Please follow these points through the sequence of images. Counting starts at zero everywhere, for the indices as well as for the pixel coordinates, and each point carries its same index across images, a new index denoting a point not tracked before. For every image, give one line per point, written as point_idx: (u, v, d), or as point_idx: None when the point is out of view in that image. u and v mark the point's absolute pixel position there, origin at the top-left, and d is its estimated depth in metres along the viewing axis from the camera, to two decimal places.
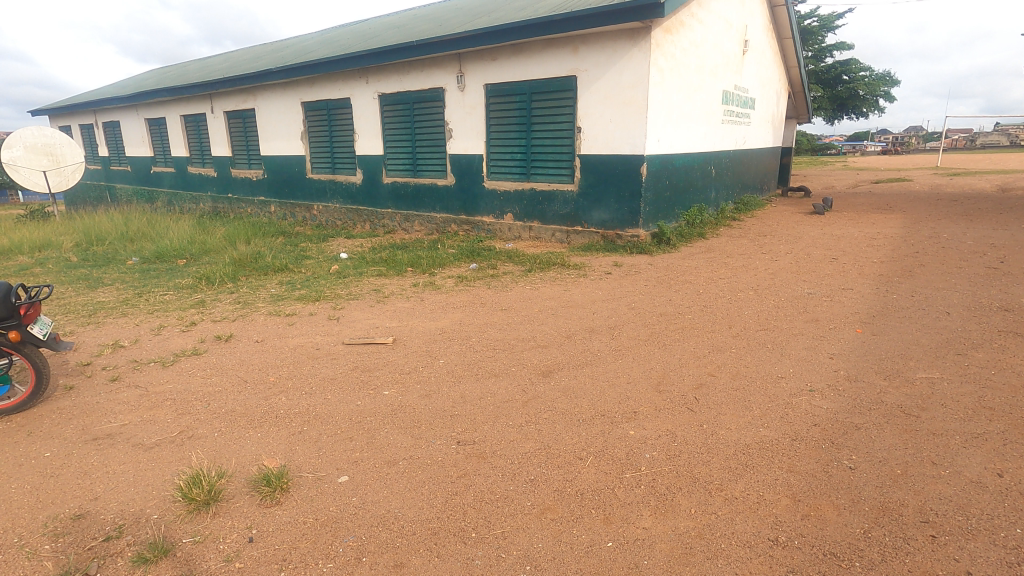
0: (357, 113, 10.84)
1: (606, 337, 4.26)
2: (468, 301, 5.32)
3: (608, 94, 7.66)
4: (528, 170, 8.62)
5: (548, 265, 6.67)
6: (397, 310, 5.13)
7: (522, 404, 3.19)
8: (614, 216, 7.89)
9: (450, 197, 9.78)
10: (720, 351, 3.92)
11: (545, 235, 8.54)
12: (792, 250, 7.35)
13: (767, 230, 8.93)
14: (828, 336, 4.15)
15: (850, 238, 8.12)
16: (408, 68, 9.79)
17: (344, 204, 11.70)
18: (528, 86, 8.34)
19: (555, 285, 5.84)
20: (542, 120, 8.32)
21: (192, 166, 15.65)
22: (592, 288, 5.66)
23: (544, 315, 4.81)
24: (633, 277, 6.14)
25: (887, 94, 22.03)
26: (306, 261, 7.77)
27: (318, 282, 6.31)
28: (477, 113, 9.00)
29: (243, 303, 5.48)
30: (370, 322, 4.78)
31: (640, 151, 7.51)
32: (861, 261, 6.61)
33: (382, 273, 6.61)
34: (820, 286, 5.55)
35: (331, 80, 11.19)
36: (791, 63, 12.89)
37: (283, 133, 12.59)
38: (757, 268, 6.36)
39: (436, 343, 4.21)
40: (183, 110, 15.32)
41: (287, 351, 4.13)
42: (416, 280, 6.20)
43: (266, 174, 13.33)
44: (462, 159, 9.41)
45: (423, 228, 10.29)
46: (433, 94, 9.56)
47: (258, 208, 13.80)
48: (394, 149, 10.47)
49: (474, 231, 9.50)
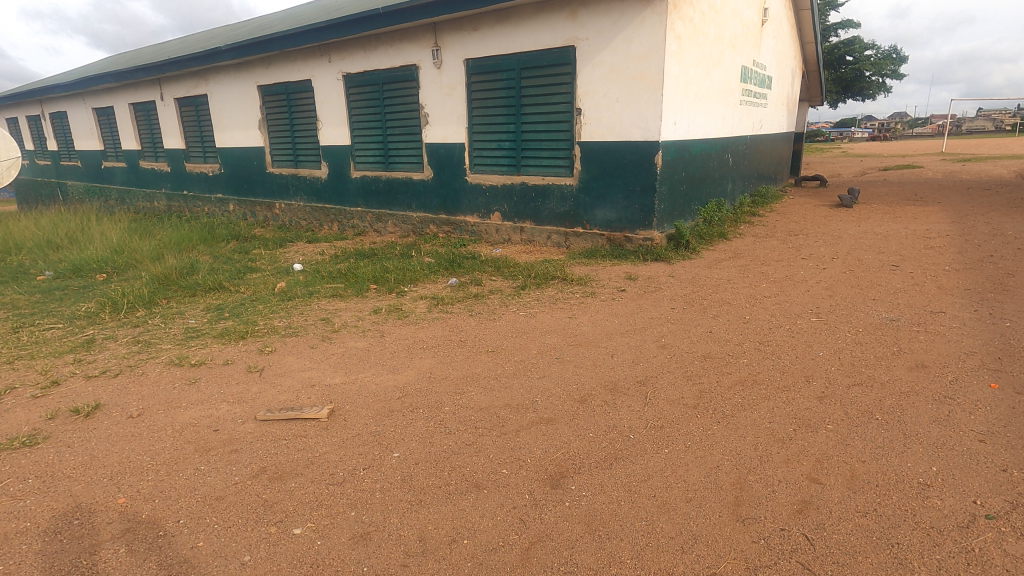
0: (320, 97, 9.42)
1: (637, 403, 2.96)
2: (444, 338, 4.01)
3: (614, 67, 6.33)
4: (518, 161, 7.29)
5: (546, 280, 5.36)
6: (347, 354, 3.78)
7: (521, 561, 1.90)
8: (622, 214, 6.60)
9: (428, 194, 8.41)
10: (812, 429, 2.65)
11: (539, 237, 7.24)
12: (838, 255, 6.11)
13: (796, 229, 7.70)
14: (954, 396, 2.90)
15: (899, 237, 6.88)
16: (376, 43, 8.39)
17: (309, 203, 10.30)
18: (517, 60, 6.97)
19: (557, 311, 4.53)
20: (534, 99, 6.97)
21: (144, 161, 14.09)
22: (608, 315, 4.38)
23: (546, 363, 3.51)
24: (653, 296, 4.87)
25: (894, 73, 20.79)
26: (251, 275, 6.42)
27: (253, 308, 4.95)
28: (457, 94, 7.63)
29: (143, 344, 4.11)
30: (305, 375, 3.47)
31: (653, 136, 6.21)
32: (930, 269, 5.37)
33: (337, 295, 5.27)
34: (900, 307, 4.30)
35: (289, 60, 9.73)
36: (808, 37, 11.61)
37: (239, 121, 11.12)
38: (805, 282, 5.11)
39: (392, 418, 2.88)
40: (131, 98, 13.73)
41: (171, 434, 2.78)
42: (378, 306, 4.86)
43: (223, 169, 11.85)
44: (441, 148, 8.04)
45: (398, 230, 8.95)
46: (405, 73, 8.18)
47: (215, 207, 12.34)
48: (362, 138, 9.07)
49: (456, 234, 8.19)
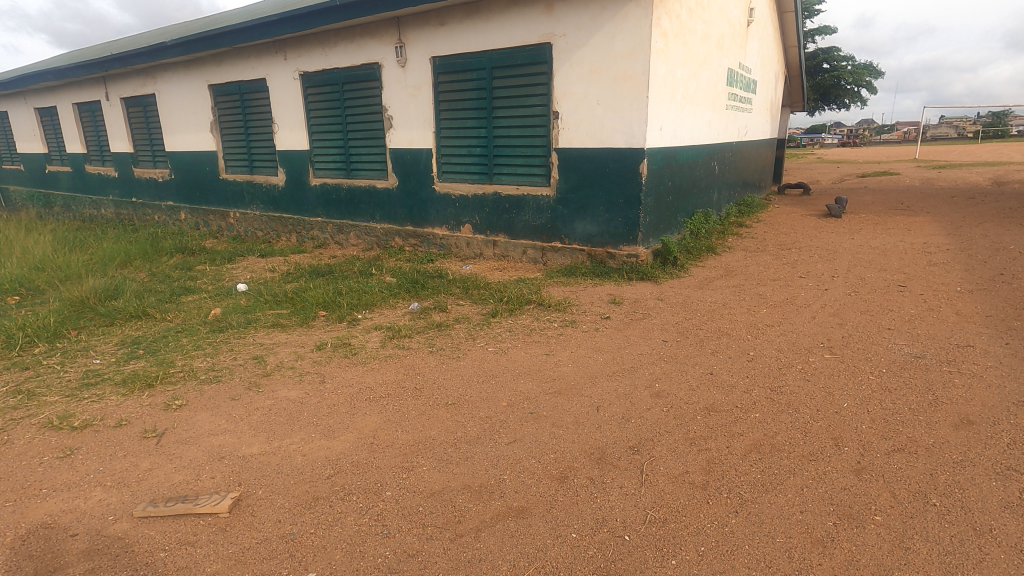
0: (276, 97, 8.67)
1: (631, 481, 2.35)
2: (396, 384, 3.34)
3: (595, 67, 5.75)
4: (490, 169, 6.66)
5: (520, 304, 4.73)
6: (274, 409, 3.08)
7: None
8: (604, 228, 6.01)
9: (393, 204, 7.72)
10: (858, 524, 2.05)
11: (513, 252, 6.62)
12: (837, 273, 5.63)
13: (788, 242, 7.22)
14: (1020, 467, 2.35)
15: (898, 252, 6.44)
16: (336, 38, 7.69)
17: (265, 212, 9.51)
18: (488, 59, 6.35)
19: (533, 346, 3.91)
20: (507, 102, 6.35)
21: (90, 165, 13.08)
22: (591, 351, 3.77)
23: (517, 420, 2.88)
24: (642, 325, 4.28)
25: (871, 83, 20.79)
26: (186, 298, 5.65)
27: (176, 342, 4.21)
28: (423, 95, 6.98)
29: (25, 394, 3.33)
30: (215, 440, 2.76)
31: (638, 142, 5.65)
32: (942, 290, 4.90)
33: (278, 325, 4.55)
34: (922, 339, 3.78)
35: (242, 57, 8.96)
36: (791, 41, 11.25)
37: (189, 123, 10.27)
38: (809, 307, 4.59)
39: (316, 510, 2.21)
40: (75, 97, 12.73)
41: (9, 544, 2.06)
42: (323, 340, 4.17)
43: (174, 175, 10.97)
44: (406, 154, 7.37)
45: (361, 243, 8.23)
46: (367, 72, 7.49)
47: (166, 216, 11.43)
48: (321, 143, 8.34)
49: (424, 248, 7.52)
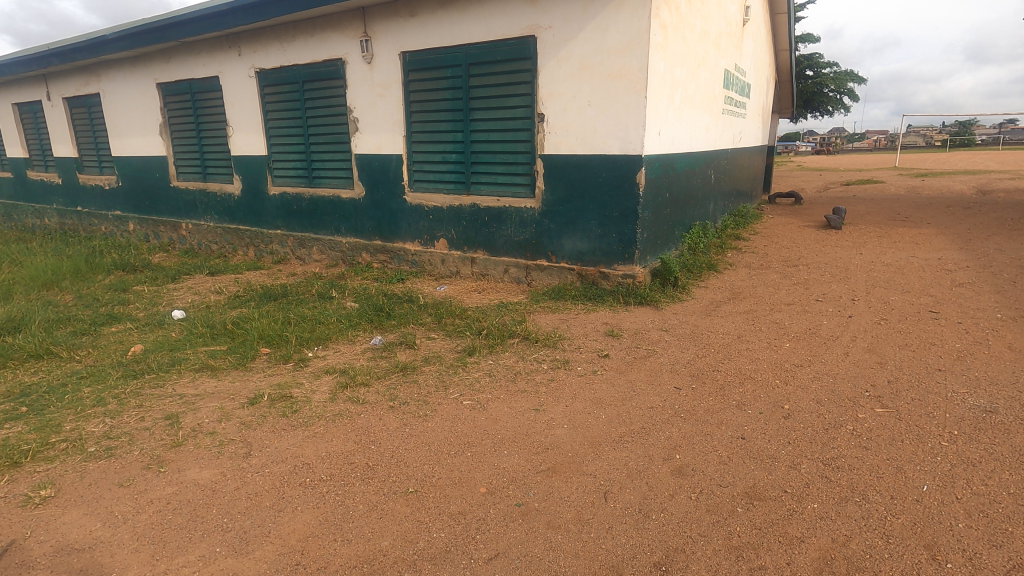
0: (230, 97, 7.84)
1: None
2: (343, 459, 2.59)
3: (585, 63, 5.07)
4: (467, 177, 5.94)
5: (501, 337, 4.01)
6: (175, 502, 2.31)
7: None
8: (595, 245, 5.32)
9: (359, 216, 6.95)
10: None
11: (493, 271, 5.91)
12: (857, 296, 5.04)
13: (793, 258, 6.63)
14: None
15: (917, 270, 5.87)
16: (296, 32, 6.91)
17: (219, 223, 8.64)
18: (465, 54, 5.65)
19: (518, 396, 3.19)
20: (485, 102, 5.65)
21: (32, 170, 11.99)
22: (591, 405, 3.06)
23: (500, 519, 2.14)
24: (648, 366, 3.59)
25: (852, 91, 20.63)
26: (109, 328, 4.81)
27: (75, 393, 3.38)
28: (392, 94, 6.24)
29: None
30: (76, 563, 1.97)
31: (635, 148, 4.98)
32: (981, 317, 4.31)
33: (207, 367, 3.73)
34: (984, 385, 3.16)
35: (193, 53, 8.11)
36: (782, 45, 10.79)
37: (137, 125, 9.35)
38: (837, 340, 3.96)
39: None
40: (15, 97, 11.67)
41: None
42: (259, 389, 3.38)
43: (122, 182, 10.00)
44: (374, 160, 6.61)
45: (324, 258, 7.43)
46: (330, 69, 6.73)
47: (113, 226, 10.43)
48: (280, 148, 7.53)
49: (394, 264, 6.75)
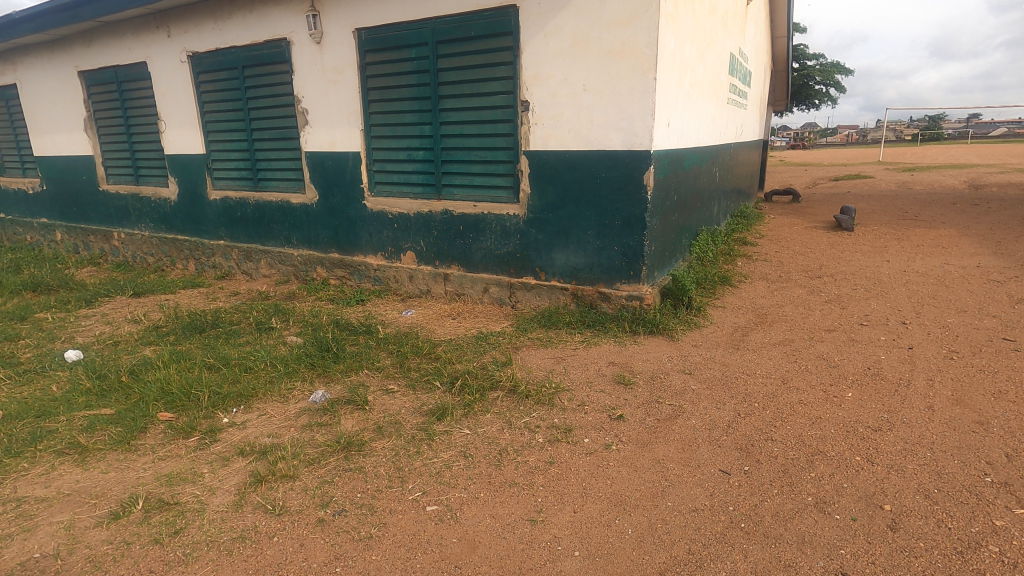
0: (160, 87, 6.72)
1: None
2: None
3: (579, 38, 4.13)
4: (437, 179, 4.98)
5: (480, 388, 3.08)
6: None
7: None
8: (593, 259, 4.40)
9: (312, 224, 5.92)
10: None
11: (469, 290, 4.97)
12: (908, 318, 4.19)
13: (814, 267, 5.80)
14: None
15: (961, 282, 5.07)
16: (233, 7, 5.84)
17: (155, 232, 7.51)
18: (431, 30, 4.67)
19: (506, 493, 2.25)
20: (457, 87, 4.68)
21: None
22: (609, 511, 2.14)
23: None
24: (677, 432, 2.69)
25: (840, 85, 20.21)
26: None
27: None
28: (347, 80, 5.23)
29: None
30: None
31: (640, 142, 4.06)
32: None
33: (76, 447, 2.71)
34: None
35: (117, 35, 6.96)
36: (780, 32, 10.04)
37: (59, 120, 8.14)
38: (910, 385, 3.09)
39: None
40: None
41: None
42: (139, 486, 2.39)
43: (47, 186, 8.77)
44: (327, 158, 5.59)
45: (274, 273, 6.38)
46: (273, 52, 5.68)
47: (40, 236, 9.17)
48: (220, 146, 6.45)
49: (354, 282, 5.75)
